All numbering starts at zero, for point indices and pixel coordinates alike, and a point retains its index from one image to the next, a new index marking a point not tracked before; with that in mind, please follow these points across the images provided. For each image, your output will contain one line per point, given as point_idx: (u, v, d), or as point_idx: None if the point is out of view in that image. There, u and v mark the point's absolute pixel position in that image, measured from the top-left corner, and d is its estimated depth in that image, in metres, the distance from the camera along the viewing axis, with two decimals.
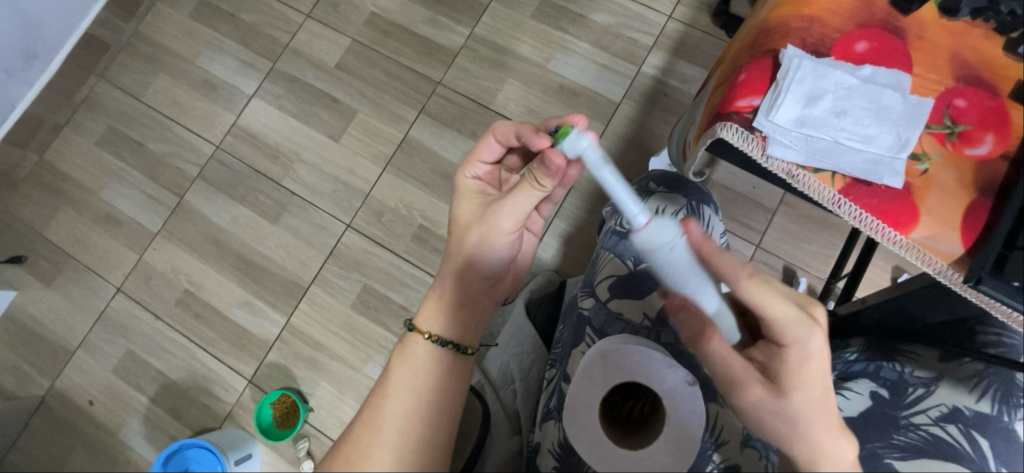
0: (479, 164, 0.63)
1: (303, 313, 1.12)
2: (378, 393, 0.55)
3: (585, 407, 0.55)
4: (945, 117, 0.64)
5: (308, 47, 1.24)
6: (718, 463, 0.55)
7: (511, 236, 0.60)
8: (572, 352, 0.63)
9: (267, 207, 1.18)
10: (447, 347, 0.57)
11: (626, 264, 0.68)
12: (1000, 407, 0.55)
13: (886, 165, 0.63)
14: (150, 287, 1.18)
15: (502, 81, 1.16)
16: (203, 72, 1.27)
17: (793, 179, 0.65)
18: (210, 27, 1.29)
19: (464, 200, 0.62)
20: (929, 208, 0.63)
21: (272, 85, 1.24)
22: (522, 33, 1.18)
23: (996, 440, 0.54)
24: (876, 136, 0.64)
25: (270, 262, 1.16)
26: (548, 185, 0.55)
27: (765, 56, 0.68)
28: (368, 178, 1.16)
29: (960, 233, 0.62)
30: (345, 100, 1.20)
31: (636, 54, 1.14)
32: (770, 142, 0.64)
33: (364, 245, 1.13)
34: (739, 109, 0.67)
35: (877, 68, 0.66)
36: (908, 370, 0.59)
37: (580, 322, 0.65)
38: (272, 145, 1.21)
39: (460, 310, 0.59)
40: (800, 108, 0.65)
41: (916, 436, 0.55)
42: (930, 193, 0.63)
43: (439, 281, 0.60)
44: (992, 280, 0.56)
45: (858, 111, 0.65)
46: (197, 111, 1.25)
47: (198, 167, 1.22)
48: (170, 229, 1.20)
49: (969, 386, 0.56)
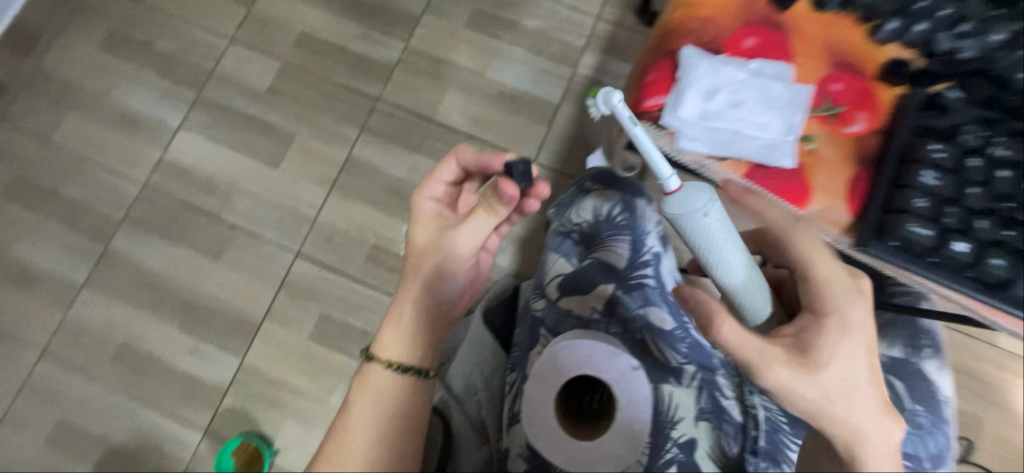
0: (437, 184, 0.61)
1: (258, 351, 1.06)
2: (337, 429, 0.53)
3: (540, 405, 0.56)
4: (823, 101, 0.71)
5: (234, 72, 1.19)
6: (677, 439, 0.57)
7: (470, 259, 0.59)
8: (529, 355, 0.63)
9: (208, 244, 1.11)
10: (408, 374, 0.55)
11: (571, 263, 0.69)
12: (908, 351, 0.63)
13: (779, 148, 0.69)
14: (80, 345, 1.08)
15: (442, 92, 1.16)
16: (120, 107, 1.19)
17: (703, 169, 0.71)
18: (124, 59, 1.21)
19: (421, 223, 0.60)
20: (820, 182, 0.68)
21: (199, 115, 1.17)
22: (458, 43, 1.18)
23: (909, 380, 0.61)
24: (769, 124, 0.70)
25: (215, 301, 1.09)
26: (502, 212, 0.56)
27: (667, 57, 0.73)
28: (313, 203, 1.12)
29: (844, 201, 0.68)
30: (281, 125, 1.16)
31: (570, 56, 1.17)
32: (678, 137, 0.70)
33: (317, 272, 1.09)
34: (649, 108, 0.72)
35: (765, 61, 0.72)
36: None
37: (534, 324, 0.65)
38: (206, 178, 1.14)
39: (421, 336, 0.57)
40: (701, 103, 0.71)
41: None
42: (819, 171, 0.69)
43: (397, 306, 0.58)
44: (875, 243, 0.64)
45: (751, 103, 0.71)
46: (117, 150, 1.16)
47: (124, 209, 1.13)
48: (97, 279, 1.10)
49: (883, 335, 0.64)
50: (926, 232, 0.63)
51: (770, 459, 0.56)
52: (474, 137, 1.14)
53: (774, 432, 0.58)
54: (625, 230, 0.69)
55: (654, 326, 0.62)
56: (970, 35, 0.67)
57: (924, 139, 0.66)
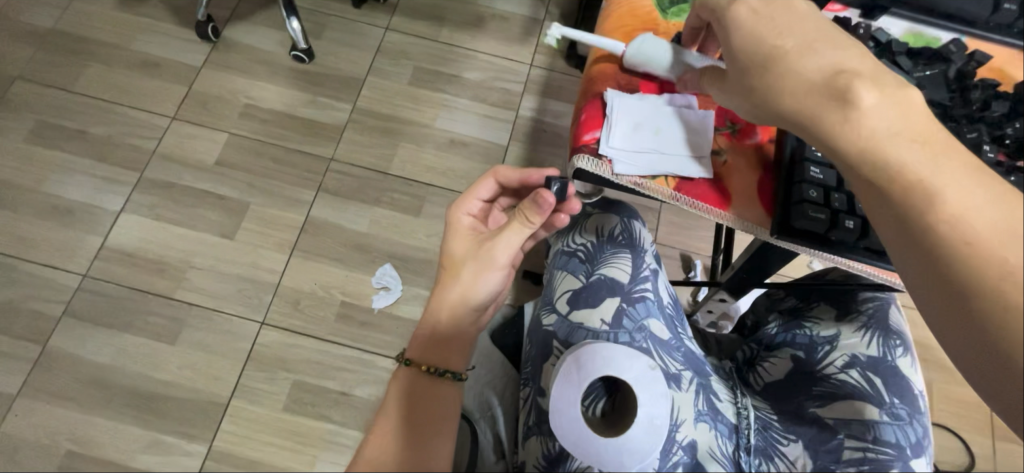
0: (474, 201, 0.61)
1: (228, 433, 1.00)
2: (369, 442, 0.50)
3: (566, 407, 0.54)
4: (725, 120, 0.66)
5: (179, 149, 1.18)
6: (682, 442, 0.58)
7: (504, 275, 0.56)
8: (544, 367, 0.65)
9: (162, 328, 1.05)
10: (444, 377, 0.52)
11: (579, 277, 0.72)
12: (884, 349, 0.65)
13: (697, 163, 0.63)
14: (16, 462, 0.96)
15: (394, 146, 1.20)
16: (53, 198, 1.13)
17: (641, 191, 0.63)
18: (55, 148, 1.16)
19: (457, 234, 0.58)
20: (735, 187, 0.63)
21: (144, 196, 1.14)
22: (403, 99, 1.24)
23: (888, 378, 0.63)
24: (687, 141, 0.64)
25: (175, 387, 1.02)
26: (536, 223, 0.54)
27: (593, 98, 0.68)
28: (275, 269, 1.10)
29: (759, 200, 0.61)
30: (233, 196, 1.15)
31: (511, 101, 1.26)
32: (616, 163, 0.62)
33: (285, 338, 1.06)
34: (586, 143, 0.64)
35: (674, 94, 0.67)
36: (816, 333, 0.69)
37: (546, 338, 0.67)
38: (156, 259, 1.10)
39: (455, 349, 0.54)
40: (629, 131, 0.64)
41: (830, 384, 0.65)
42: (733, 177, 0.63)
43: (430, 316, 0.55)
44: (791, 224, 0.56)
45: (670, 126, 0.65)
46: (52, 242, 1.10)
47: (63, 303, 1.06)
48: (35, 384, 1.01)
49: (861, 334, 0.67)
50: (824, 219, 0.53)
51: (761, 455, 0.62)
52: (431, 185, 1.18)
53: (765, 429, 0.63)
54: (625, 248, 0.74)
55: (655, 336, 0.66)
56: None
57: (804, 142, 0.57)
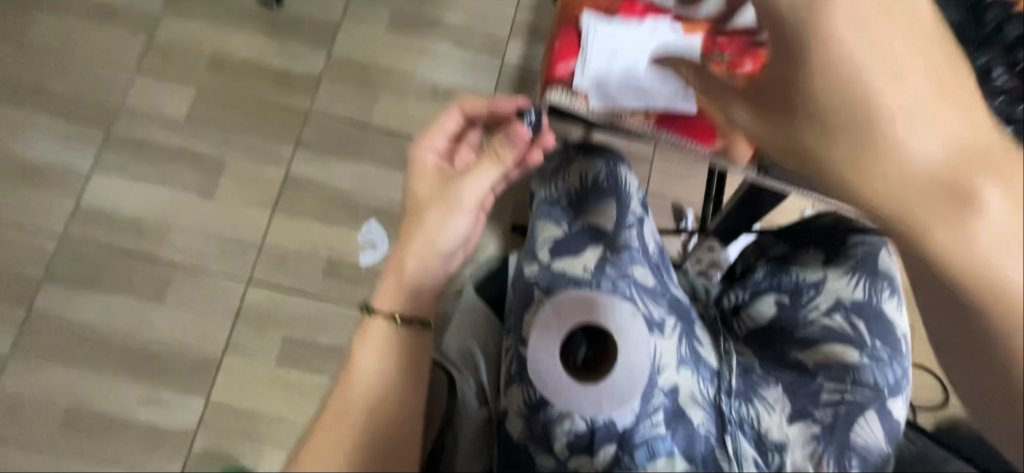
0: (439, 136, 0.61)
1: (224, 387, 1.02)
2: (345, 380, 0.49)
3: (547, 356, 0.56)
4: None
5: (147, 104, 1.12)
6: (665, 386, 0.56)
7: (474, 218, 0.57)
8: (523, 317, 0.60)
9: (148, 287, 1.05)
10: (412, 325, 0.51)
11: (561, 227, 0.67)
12: (871, 290, 0.60)
13: None
14: (18, 420, 0.99)
15: (374, 96, 1.15)
16: (19, 157, 1.08)
17: None
18: (15, 105, 1.10)
19: (423, 174, 0.58)
20: (718, 123, 0.60)
21: (115, 154, 1.10)
22: (381, 45, 1.18)
23: (874, 322, 0.58)
24: None
25: (167, 345, 1.03)
26: (511, 160, 0.58)
27: None
28: (258, 226, 1.08)
29: (741, 136, 0.59)
30: (209, 152, 1.11)
31: (496, 46, 1.19)
32: None
33: (274, 295, 1.06)
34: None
35: None
36: (802, 277, 0.63)
37: (526, 286, 0.62)
38: (135, 219, 1.07)
39: (425, 292, 0.54)
40: None
41: (813, 329, 0.60)
42: (713, 112, 0.60)
43: (396, 260, 0.55)
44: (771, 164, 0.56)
45: None
46: (24, 203, 1.06)
47: (44, 265, 1.04)
48: (26, 345, 1.01)
49: (849, 274, 0.61)
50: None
51: (741, 398, 0.58)
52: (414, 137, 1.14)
53: (746, 372, 0.59)
54: (609, 191, 0.69)
55: (640, 280, 0.62)
56: None
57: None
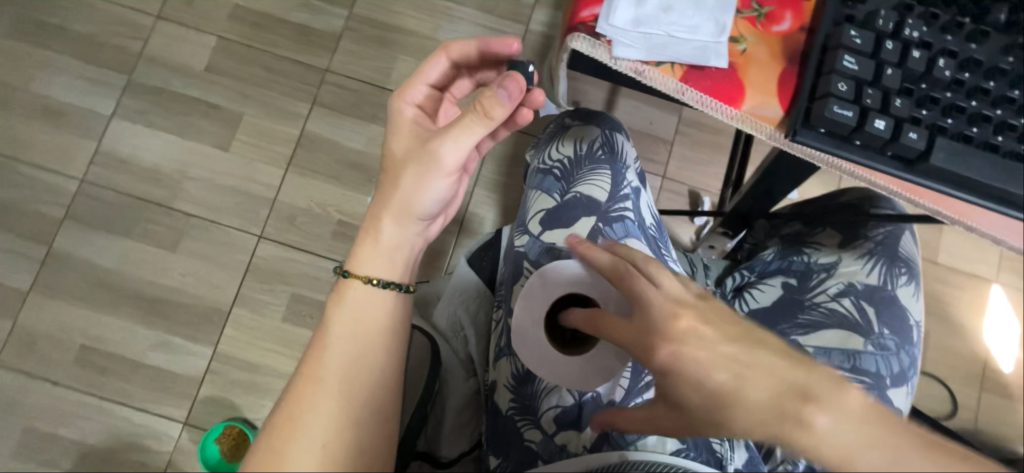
0: (422, 86, 0.60)
1: (231, 338, 1.05)
2: (317, 344, 0.52)
3: (530, 326, 0.59)
4: (749, 2, 0.57)
5: (167, 53, 1.12)
6: None
7: (452, 179, 0.55)
8: (513, 288, 0.66)
9: (162, 236, 1.07)
10: (390, 288, 0.54)
11: (553, 198, 0.71)
12: (885, 278, 0.64)
13: (712, 50, 0.54)
14: (36, 353, 1.03)
15: (393, 59, 1.13)
16: (43, 99, 1.10)
17: (641, 79, 0.54)
18: (39, 46, 1.11)
19: (401, 128, 0.57)
20: (753, 80, 0.54)
21: (134, 101, 1.10)
22: (402, 6, 1.15)
23: (881, 307, 0.63)
24: (700, 25, 0.55)
25: (178, 293, 1.05)
26: (490, 121, 0.52)
27: None
28: (271, 183, 1.09)
29: (778, 96, 0.53)
30: (226, 105, 1.11)
31: (521, 13, 1.15)
32: (615, 45, 0.54)
33: (283, 253, 1.07)
34: (582, 20, 0.55)
35: None
36: (813, 259, 0.67)
37: (517, 258, 0.68)
38: (151, 168, 1.09)
39: (398, 255, 0.55)
40: (634, 9, 0.55)
41: (818, 312, 0.64)
42: (749, 69, 0.54)
43: (371, 220, 0.55)
44: (806, 130, 0.51)
45: (682, 6, 0.56)
46: (46, 145, 1.08)
47: (63, 207, 1.07)
48: (45, 282, 1.05)
49: (862, 261, 0.65)
50: (851, 116, 0.50)
51: None
52: None
53: None
54: (605, 164, 0.71)
55: None
56: None
57: (843, 26, 0.52)
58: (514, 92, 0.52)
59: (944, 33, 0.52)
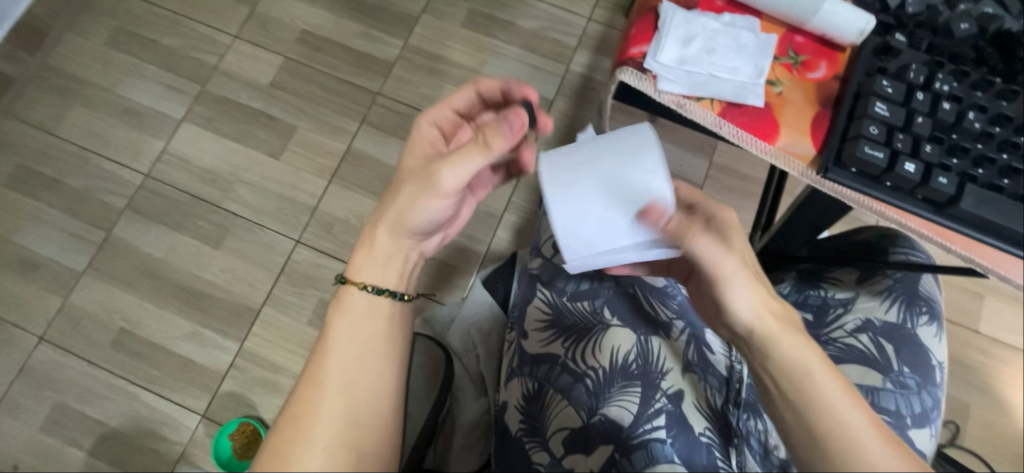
0: (446, 110, 0.63)
1: (257, 336, 1.08)
2: (317, 350, 0.51)
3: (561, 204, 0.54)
4: (788, 50, 0.59)
5: (238, 68, 1.23)
6: (666, 389, 0.58)
7: (448, 203, 0.55)
8: (527, 310, 0.68)
9: (208, 232, 1.14)
10: (383, 295, 0.53)
11: None
12: (905, 315, 0.62)
13: (750, 90, 0.57)
14: (79, 332, 1.09)
15: (440, 87, 1.21)
16: (125, 100, 1.21)
17: (682, 113, 0.58)
18: (129, 55, 1.24)
19: (415, 146, 0.60)
20: (788, 119, 0.56)
21: (203, 108, 1.21)
22: (454, 41, 1.23)
23: (901, 345, 0.61)
24: (741, 67, 0.58)
25: (215, 288, 1.11)
26: (492, 150, 0.52)
27: (648, 11, 0.62)
28: (314, 193, 1.15)
29: (812, 136, 0.55)
30: (283, 118, 1.20)
31: (563, 55, 1.22)
32: (660, 80, 0.58)
33: (316, 259, 1.12)
34: (631, 56, 0.59)
35: (735, 15, 0.61)
36: (830, 294, 0.65)
37: (531, 280, 0.71)
38: (208, 169, 1.17)
39: (386, 265, 0.55)
40: (678, 48, 0.59)
41: (834, 347, 0.62)
42: (785, 110, 0.57)
43: (370, 228, 0.56)
44: (837, 169, 0.53)
45: (725, 49, 0.59)
46: (121, 141, 1.19)
47: (126, 198, 1.15)
48: (98, 266, 1.12)
49: (880, 298, 0.63)
50: (881, 158, 0.51)
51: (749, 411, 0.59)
52: None
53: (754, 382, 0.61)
54: None
55: (645, 282, 0.67)
56: None
57: (875, 76, 0.54)
58: (518, 126, 0.52)
59: (974, 89, 0.54)
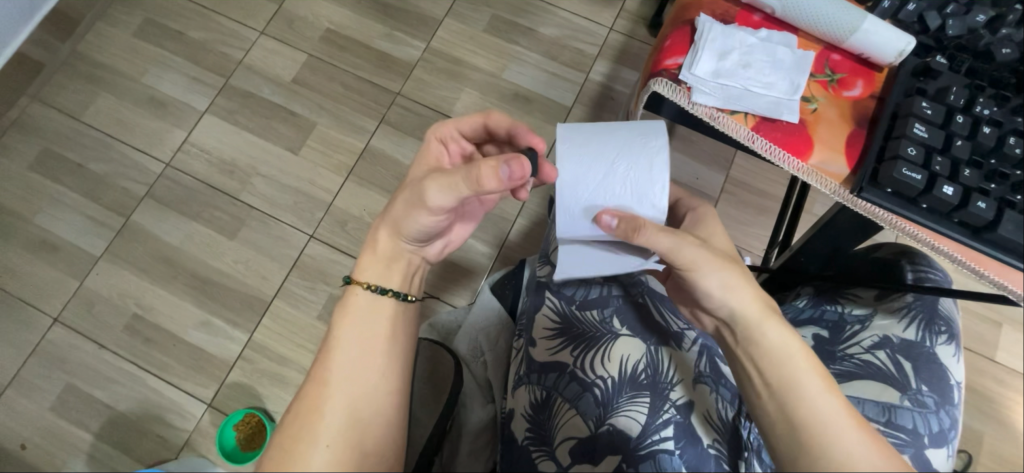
0: (453, 129, 0.61)
1: (267, 329, 1.09)
2: (324, 348, 0.51)
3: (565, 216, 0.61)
4: (824, 68, 0.60)
5: (262, 63, 1.25)
6: (677, 400, 0.58)
7: (437, 220, 0.54)
8: (533, 318, 0.66)
9: (224, 223, 1.15)
10: (386, 295, 0.54)
11: None
12: (923, 334, 0.61)
13: (784, 105, 0.58)
14: (93, 315, 1.10)
15: (459, 90, 1.22)
16: (150, 90, 1.24)
17: (715, 125, 0.58)
18: (157, 45, 1.26)
19: (421, 160, 0.60)
20: (822, 136, 0.57)
21: (226, 101, 1.23)
22: (476, 45, 1.25)
23: (920, 363, 0.60)
24: (776, 82, 0.59)
25: (228, 278, 1.12)
26: (480, 184, 0.49)
27: (684, 24, 0.62)
28: (330, 189, 1.16)
29: (845, 155, 0.56)
30: (303, 114, 1.21)
31: (583, 63, 1.23)
32: (694, 92, 0.58)
33: (328, 254, 1.12)
34: (666, 68, 0.60)
35: (772, 31, 0.61)
36: (847, 310, 0.65)
37: (539, 287, 0.69)
38: (228, 161, 1.19)
39: (378, 269, 0.56)
40: (714, 61, 0.59)
41: (850, 364, 0.61)
42: (819, 126, 0.57)
43: (372, 232, 0.58)
44: (872, 189, 0.53)
45: (761, 64, 0.59)
46: (144, 129, 1.21)
47: (146, 186, 1.17)
48: (115, 251, 1.14)
49: (898, 316, 0.62)
50: (920, 180, 0.51)
51: None
52: None
53: None
54: None
55: (655, 291, 0.67)
56: (954, 14, 0.56)
57: (914, 97, 0.54)
58: (515, 174, 0.49)
59: (1015, 114, 0.53)
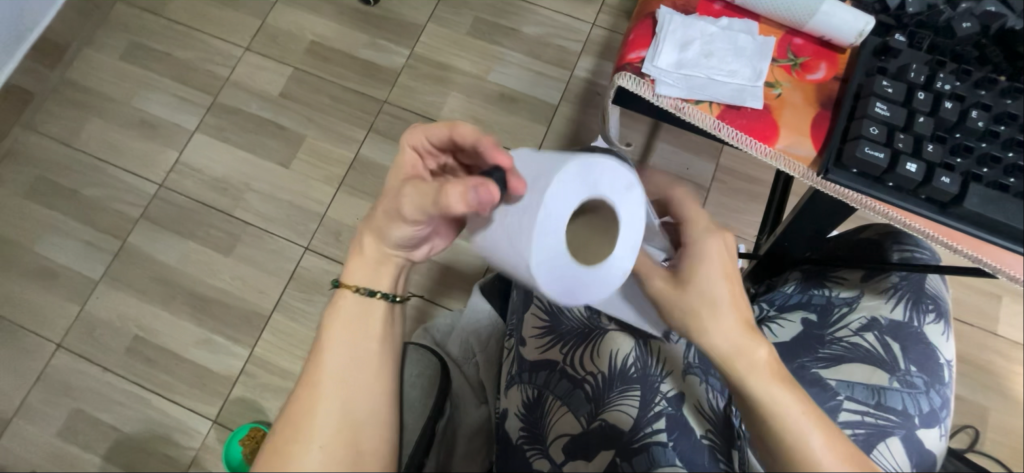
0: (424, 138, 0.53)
1: (268, 343, 1.09)
2: (316, 351, 0.51)
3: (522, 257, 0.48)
4: (787, 52, 0.60)
5: (249, 79, 1.26)
6: (666, 392, 0.58)
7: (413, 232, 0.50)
8: (524, 317, 0.67)
9: (220, 240, 1.16)
10: (375, 297, 0.53)
11: None
12: (911, 313, 0.61)
13: (749, 92, 0.58)
14: (94, 338, 1.11)
15: (446, 95, 1.22)
16: (139, 112, 1.25)
17: (681, 116, 0.58)
18: (143, 68, 1.27)
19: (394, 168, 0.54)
20: (787, 120, 0.57)
21: (215, 119, 1.23)
22: (460, 49, 1.25)
23: (907, 343, 0.60)
24: (739, 70, 0.59)
25: (226, 295, 1.13)
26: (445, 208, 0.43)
27: (646, 17, 0.62)
28: (322, 200, 1.17)
29: (811, 138, 0.56)
30: (292, 127, 1.22)
31: (567, 60, 1.23)
32: (658, 84, 0.58)
33: (324, 265, 1.13)
34: (630, 62, 0.60)
35: (733, 19, 0.62)
36: (834, 293, 0.64)
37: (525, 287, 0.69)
38: (220, 178, 1.19)
39: (367, 273, 0.53)
40: (676, 52, 0.59)
41: (839, 347, 0.61)
42: (784, 111, 0.58)
43: (360, 239, 0.55)
44: (838, 170, 0.53)
45: (723, 51, 0.60)
46: (136, 152, 1.22)
47: (141, 207, 1.18)
48: (114, 274, 1.14)
49: (885, 297, 0.62)
50: (883, 158, 0.51)
51: None
52: None
53: None
54: None
55: None
56: None
57: (875, 76, 0.54)
58: (483, 202, 0.41)
59: (978, 87, 0.53)
